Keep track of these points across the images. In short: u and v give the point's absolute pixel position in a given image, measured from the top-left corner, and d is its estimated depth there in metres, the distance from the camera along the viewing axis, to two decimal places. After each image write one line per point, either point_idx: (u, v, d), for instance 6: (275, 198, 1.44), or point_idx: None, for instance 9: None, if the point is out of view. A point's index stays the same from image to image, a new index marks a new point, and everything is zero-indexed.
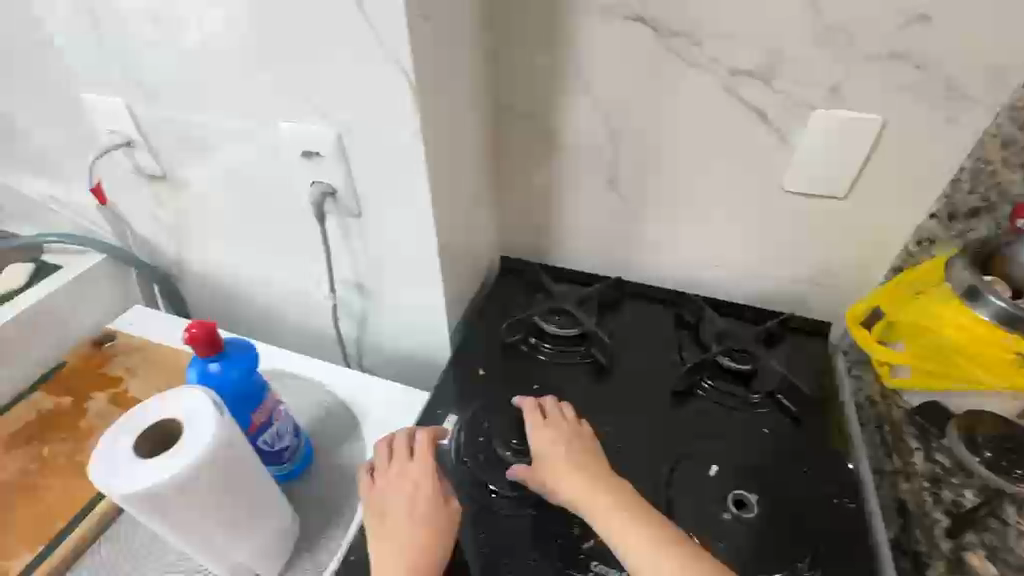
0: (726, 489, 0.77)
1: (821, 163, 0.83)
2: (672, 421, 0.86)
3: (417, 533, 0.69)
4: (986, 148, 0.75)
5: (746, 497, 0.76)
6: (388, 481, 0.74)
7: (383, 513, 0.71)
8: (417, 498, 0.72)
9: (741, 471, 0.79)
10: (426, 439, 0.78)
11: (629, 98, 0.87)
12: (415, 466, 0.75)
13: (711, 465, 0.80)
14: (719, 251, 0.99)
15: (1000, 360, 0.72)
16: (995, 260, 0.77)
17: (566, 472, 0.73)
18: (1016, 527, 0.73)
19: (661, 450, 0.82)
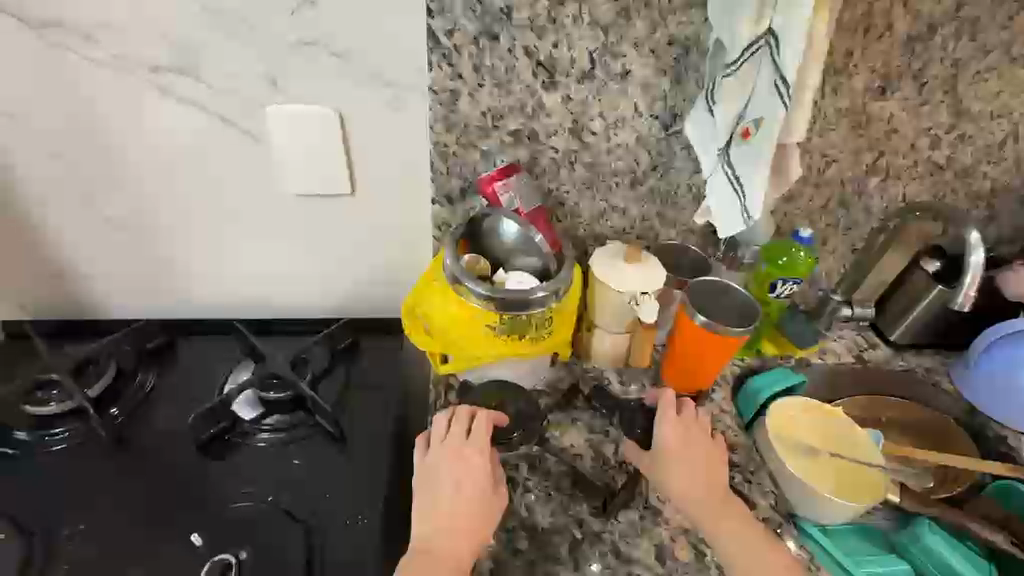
0: (203, 559, 0.66)
1: (299, 166, 0.78)
2: (183, 485, 0.73)
3: (476, 515, 0.66)
4: (438, 133, 0.76)
5: (227, 560, 0.66)
6: (453, 466, 0.68)
7: (446, 494, 0.67)
8: (474, 481, 0.68)
9: (233, 525, 0.69)
10: (487, 420, 0.72)
11: (60, 110, 0.71)
12: (474, 447, 0.69)
13: (195, 534, 0.69)
14: (265, 267, 0.89)
15: (485, 333, 0.77)
16: (479, 240, 0.81)
17: (677, 467, 0.71)
18: (523, 486, 0.75)
19: (144, 535, 0.68)
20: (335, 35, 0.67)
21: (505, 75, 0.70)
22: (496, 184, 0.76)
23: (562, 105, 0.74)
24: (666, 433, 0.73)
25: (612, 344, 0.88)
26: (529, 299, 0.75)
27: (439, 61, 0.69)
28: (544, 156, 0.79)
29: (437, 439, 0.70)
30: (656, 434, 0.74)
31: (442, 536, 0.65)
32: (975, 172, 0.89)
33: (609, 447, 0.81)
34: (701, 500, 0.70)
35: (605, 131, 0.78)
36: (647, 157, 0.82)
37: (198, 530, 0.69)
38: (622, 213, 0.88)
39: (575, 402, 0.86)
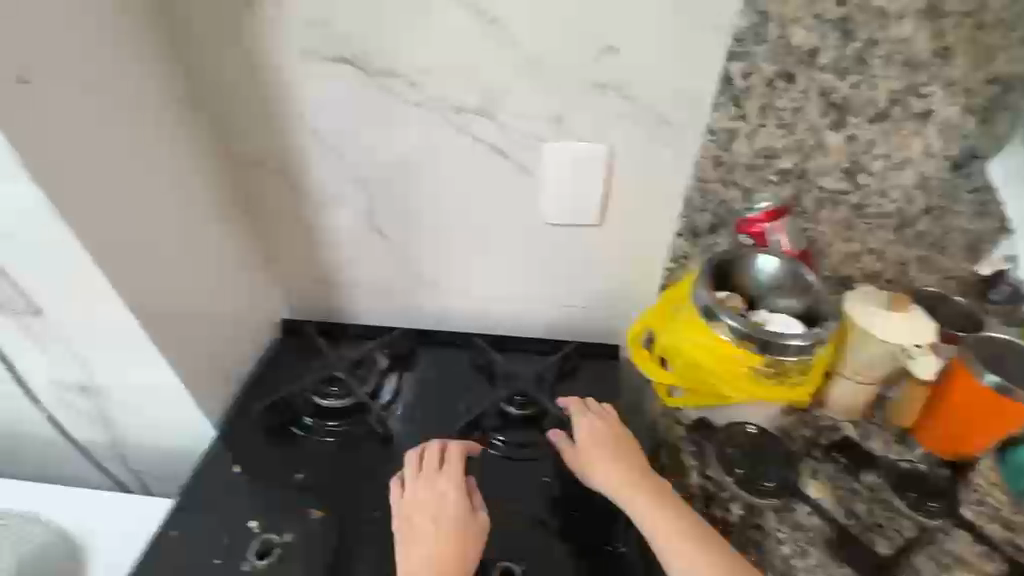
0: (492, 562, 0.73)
1: (558, 197, 0.82)
2: None
3: (449, 540, 0.69)
4: (702, 170, 0.76)
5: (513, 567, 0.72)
6: (414, 501, 0.74)
7: (416, 528, 0.71)
8: (450, 514, 0.72)
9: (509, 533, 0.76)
10: (456, 453, 0.78)
11: (368, 146, 0.81)
12: (445, 480, 0.75)
13: None
14: (500, 287, 0.95)
15: (747, 376, 0.75)
16: (727, 278, 0.80)
17: (603, 460, 0.77)
18: (775, 536, 0.72)
19: None
20: (626, 77, 0.70)
21: (791, 116, 0.69)
22: (762, 225, 0.75)
23: (845, 145, 0.71)
24: (586, 448, 0.78)
25: (858, 394, 0.82)
26: (785, 342, 0.73)
27: (727, 102, 0.69)
28: (808, 196, 0.77)
29: (410, 481, 0.76)
30: (577, 447, 0.80)
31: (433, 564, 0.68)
32: None
33: (862, 505, 0.76)
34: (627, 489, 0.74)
35: (884, 172, 0.74)
36: (923, 199, 0.76)
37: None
38: (877, 256, 0.83)
39: (813, 451, 0.82)
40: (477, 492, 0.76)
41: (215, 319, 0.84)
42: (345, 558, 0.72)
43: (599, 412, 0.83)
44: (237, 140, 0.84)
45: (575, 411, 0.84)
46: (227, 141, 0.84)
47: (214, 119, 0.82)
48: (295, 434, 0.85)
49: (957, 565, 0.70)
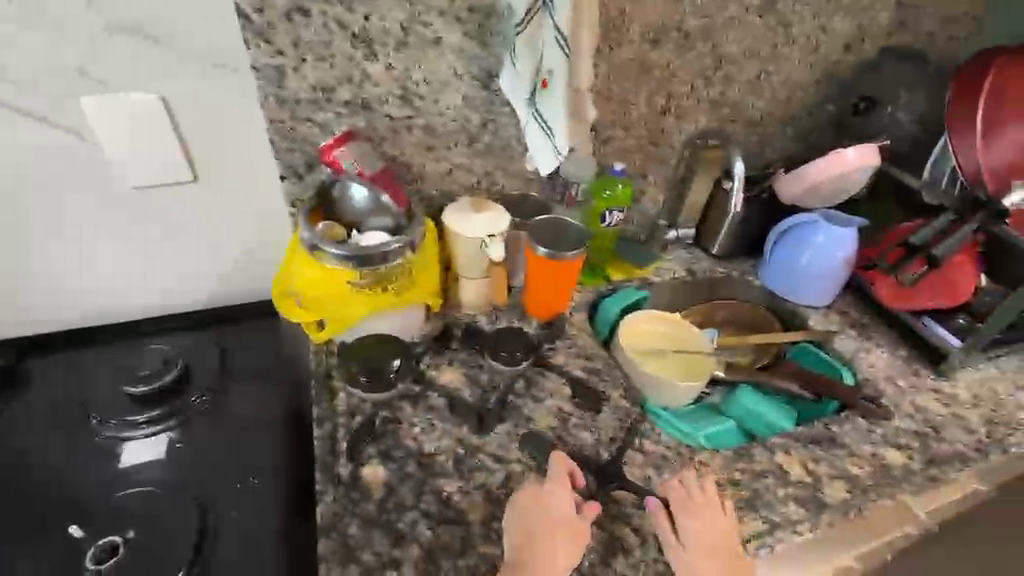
0: (88, 547, 0.67)
1: (131, 158, 0.78)
2: (57, 496, 0.72)
3: (563, 549, 0.67)
4: (269, 109, 0.79)
5: (113, 542, 0.66)
6: (548, 522, 0.69)
7: (532, 552, 0.66)
8: (558, 531, 0.68)
9: (119, 512, 0.70)
10: (562, 465, 0.75)
11: None
12: (564, 498, 0.71)
13: (76, 526, 0.69)
14: (119, 272, 0.89)
15: (352, 290, 0.84)
16: (331, 206, 0.86)
17: (721, 536, 0.72)
18: (407, 421, 0.82)
19: (19, 535, 0.69)
20: (141, 21, 0.69)
21: (324, 49, 0.76)
22: (335, 150, 0.82)
23: (386, 73, 0.81)
24: (693, 531, 0.71)
25: (476, 288, 0.98)
26: (386, 254, 0.82)
27: (255, 38, 0.73)
28: (380, 123, 0.86)
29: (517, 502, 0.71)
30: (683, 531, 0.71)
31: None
32: (744, 104, 1.10)
33: (486, 374, 0.91)
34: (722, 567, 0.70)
35: (432, 95, 0.86)
36: (476, 115, 0.91)
37: (75, 522, 0.70)
38: (466, 170, 0.97)
39: (450, 344, 0.94)
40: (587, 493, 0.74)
41: None
42: None
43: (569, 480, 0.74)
44: None
45: (558, 474, 0.74)
46: None
47: None
48: None
49: (548, 396, 0.89)
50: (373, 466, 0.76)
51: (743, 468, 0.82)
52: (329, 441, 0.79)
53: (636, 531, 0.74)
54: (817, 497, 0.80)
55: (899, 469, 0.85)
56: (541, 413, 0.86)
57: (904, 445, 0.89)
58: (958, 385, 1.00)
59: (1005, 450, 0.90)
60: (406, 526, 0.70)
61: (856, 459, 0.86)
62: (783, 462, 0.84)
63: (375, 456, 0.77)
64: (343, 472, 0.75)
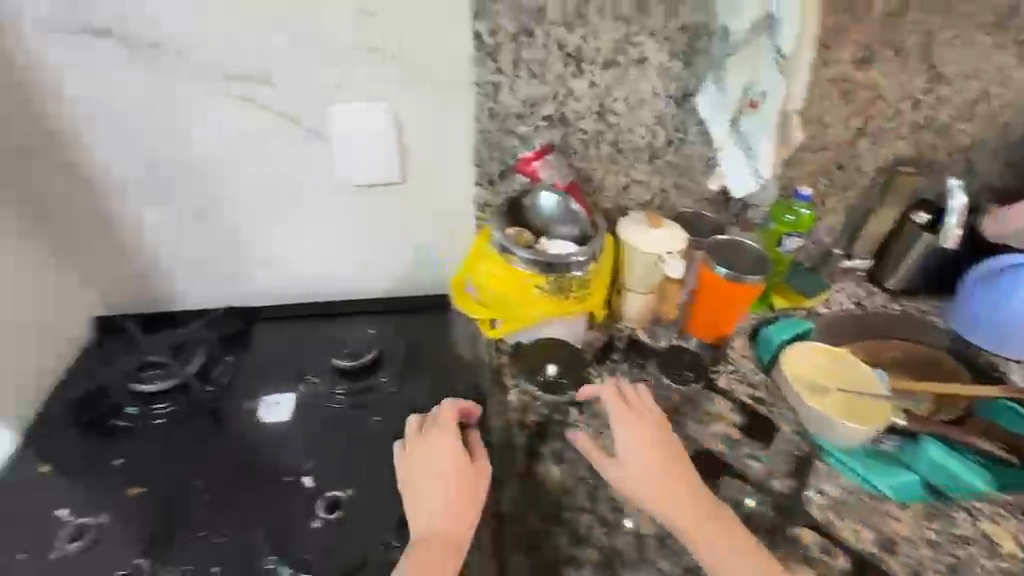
0: (318, 497, 0.75)
1: (356, 163, 0.87)
2: (283, 450, 0.81)
3: (453, 489, 0.72)
4: (480, 121, 0.86)
5: (337, 495, 0.75)
6: (450, 458, 0.74)
7: (411, 485, 0.73)
8: (434, 470, 0.73)
9: (337, 469, 0.79)
10: (450, 411, 0.80)
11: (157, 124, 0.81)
12: (443, 442, 0.76)
13: (307, 477, 0.78)
14: (326, 257, 0.99)
15: (536, 293, 0.88)
16: (520, 214, 0.91)
17: (646, 464, 0.73)
18: (576, 426, 0.85)
19: (259, 481, 0.77)
20: (390, 38, 0.77)
21: (540, 68, 0.81)
22: (534, 162, 0.88)
23: (589, 90, 0.84)
24: (622, 440, 0.75)
25: (641, 302, 0.99)
26: (567, 265, 0.86)
27: (484, 58, 0.79)
28: (574, 138, 0.90)
29: (417, 441, 0.77)
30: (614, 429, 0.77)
31: (440, 520, 0.69)
32: (951, 130, 1.01)
33: (648, 389, 0.92)
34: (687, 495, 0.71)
35: (627, 112, 0.88)
36: (663, 132, 0.92)
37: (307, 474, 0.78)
38: (643, 185, 0.99)
39: (611, 356, 0.97)
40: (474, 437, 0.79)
41: None
42: (166, 532, 0.71)
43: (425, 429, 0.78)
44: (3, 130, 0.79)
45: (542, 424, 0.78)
46: None
47: None
48: (116, 424, 0.82)
49: (714, 420, 0.88)
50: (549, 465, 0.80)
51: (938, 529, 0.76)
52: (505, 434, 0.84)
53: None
54: None
55: None
56: (708, 437, 0.85)
57: None
58: None
59: None
60: (585, 531, 0.76)
61: None
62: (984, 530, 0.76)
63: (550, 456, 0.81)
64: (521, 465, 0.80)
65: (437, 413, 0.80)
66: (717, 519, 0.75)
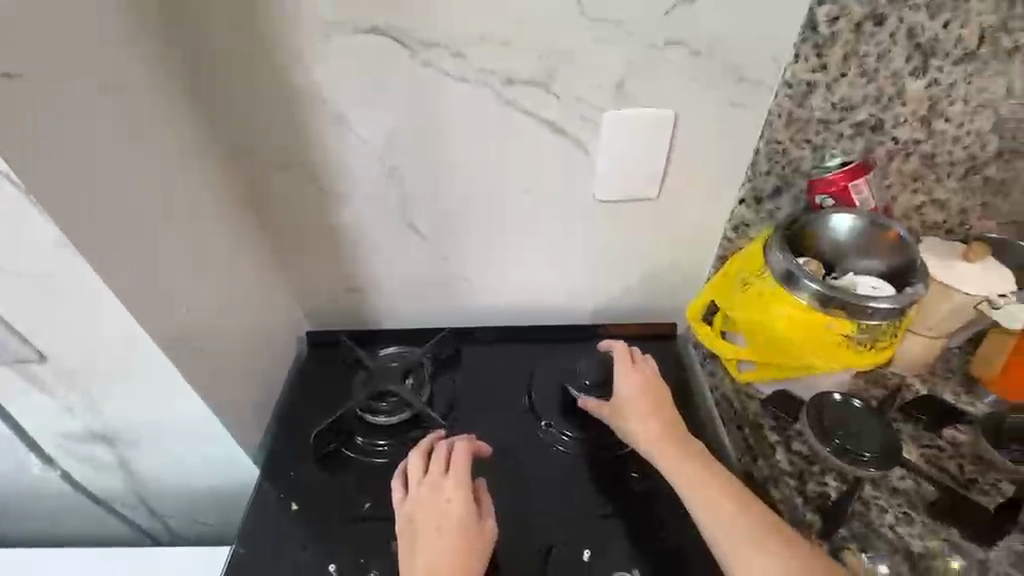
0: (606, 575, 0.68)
1: (615, 173, 0.76)
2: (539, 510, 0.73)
3: (450, 552, 0.63)
4: (775, 129, 0.71)
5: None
6: (431, 500, 0.67)
7: (418, 529, 0.65)
8: (455, 521, 0.65)
9: (614, 541, 0.70)
10: (462, 451, 0.71)
11: (414, 131, 0.72)
12: (448, 480, 0.68)
13: (585, 550, 0.70)
14: (546, 278, 0.89)
15: (831, 342, 0.72)
16: (804, 241, 0.75)
17: (645, 427, 0.72)
18: (876, 505, 0.70)
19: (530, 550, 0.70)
20: (702, 29, 0.63)
21: (875, 63, 0.65)
22: (847, 183, 0.71)
23: (926, 91, 0.67)
24: (618, 392, 0.76)
25: (932, 349, 0.81)
26: (869, 309, 0.69)
27: (808, 51, 0.65)
28: (880, 149, 0.72)
29: (413, 476, 0.70)
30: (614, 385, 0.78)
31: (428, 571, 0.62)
32: None
33: (951, 462, 0.75)
34: (694, 465, 0.68)
35: (961, 118, 0.70)
36: (999, 142, 0.73)
37: (585, 545, 0.70)
38: (940, 206, 0.79)
39: (891, 413, 0.79)
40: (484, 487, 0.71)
41: (230, 343, 0.73)
42: None
43: (436, 468, 0.70)
44: (251, 135, 0.72)
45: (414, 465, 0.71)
46: (241, 141, 0.73)
47: (228, 120, 0.71)
48: (345, 456, 0.77)
49: None
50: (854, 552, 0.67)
51: None
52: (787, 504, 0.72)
53: None
54: None
55: None
56: None
57: None
58: None
59: None
60: None
61: None
62: None
63: (852, 540, 0.68)
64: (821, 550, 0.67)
65: (448, 446, 0.72)
66: None
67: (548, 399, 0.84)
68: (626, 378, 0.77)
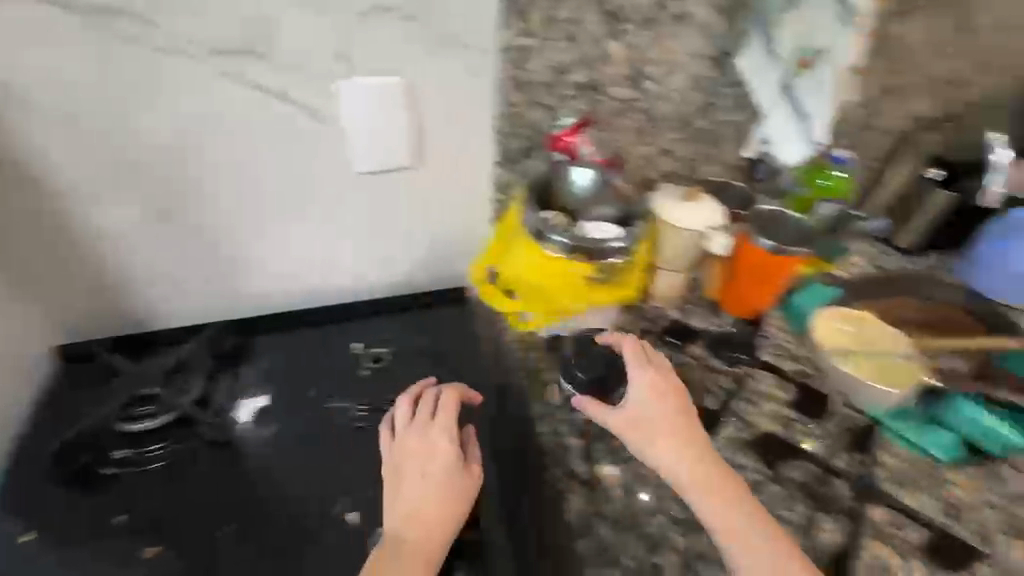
0: (371, 533, 0.66)
1: (365, 142, 0.77)
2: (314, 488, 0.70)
3: (439, 499, 0.63)
4: (505, 92, 0.77)
5: (394, 532, 0.66)
6: (420, 442, 0.68)
7: (399, 479, 0.66)
8: (445, 468, 0.66)
9: (385, 503, 0.69)
10: (450, 401, 0.73)
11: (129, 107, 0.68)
12: (439, 429, 0.69)
13: (352, 513, 0.68)
14: (329, 256, 0.89)
15: (581, 283, 0.79)
16: (550, 195, 0.83)
17: (660, 435, 0.67)
18: None
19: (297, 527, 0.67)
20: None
21: (574, 28, 0.72)
22: (570, 137, 0.79)
23: (625, 53, 0.76)
24: (632, 391, 0.70)
25: (678, 281, 0.93)
26: (608, 249, 0.79)
27: (512, 18, 0.71)
28: (603, 107, 0.81)
29: (403, 422, 0.71)
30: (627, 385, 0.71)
31: (413, 523, 0.62)
32: (968, 84, 0.99)
33: (691, 374, 0.87)
34: (696, 464, 0.65)
35: (661, 77, 0.81)
36: (698, 98, 0.85)
37: (354, 509, 0.68)
38: (670, 156, 0.92)
39: (649, 338, 0.92)
40: (468, 433, 0.72)
41: None
42: None
43: (420, 419, 0.71)
44: None
45: (402, 417, 0.72)
46: None
47: None
48: (99, 471, 0.70)
49: (764, 398, 0.85)
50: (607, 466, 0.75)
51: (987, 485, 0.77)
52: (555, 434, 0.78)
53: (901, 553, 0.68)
54: None
55: None
56: (761, 416, 0.82)
57: None
58: None
59: None
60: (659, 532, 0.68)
61: None
62: None
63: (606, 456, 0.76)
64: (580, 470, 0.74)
65: (436, 393, 0.75)
66: (794, 505, 0.72)
67: (339, 375, 0.83)
68: (645, 376, 0.71)
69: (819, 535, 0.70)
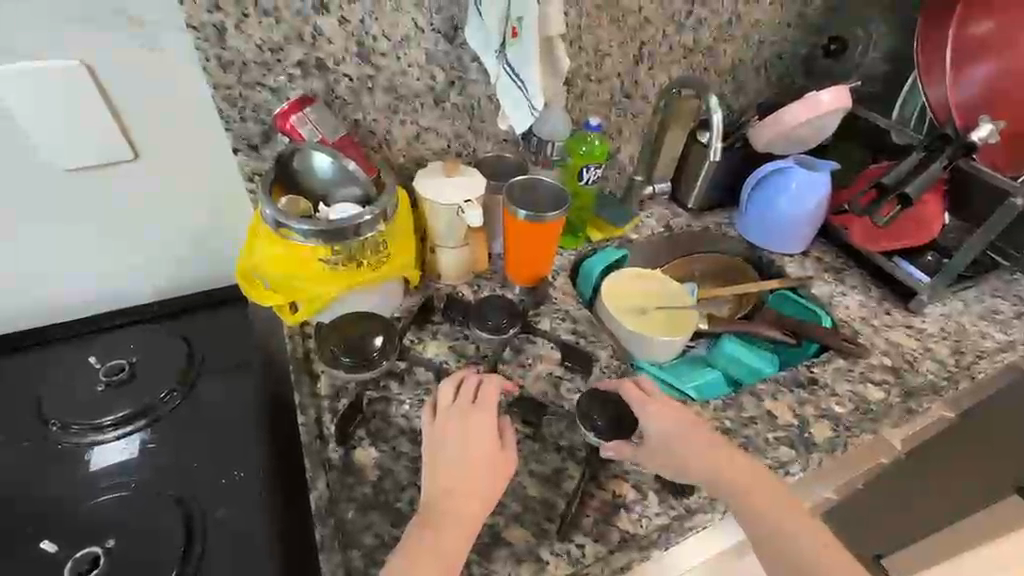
0: (65, 559, 0.64)
1: (55, 133, 0.74)
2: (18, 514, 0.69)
3: (479, 485, 0.63)
4: (213, 74, 0.74)
5: (94, 552, 0.64)
6: (465, 430, 0.66)
7: (438, 472, 0.64)
8: (476, 453, 0.65)
9: (90, 524, 0.67)
10: (493, 388, 0.71)
11: None
12: (480, 415, 0.68)
13: (47, 541, 0.66)
14: (67, 256, 0.86)
15: (322, 267, 0.78)
16: (294, 180, 0.80)
17: (692, 458, 0.68)
18: (396, 399, 0.79)
19: None
20: None
21: (270, 3, 0.71)
22: (292, 117, 0.77)
23: (340, 28, 0.76)
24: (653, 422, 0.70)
25: (456, 258, 0.93)
26: (357, 227, 0.76)
27: None
28: (338, 85, 0.80)
29: (446, 405, 0.69)
30: (643, 423, 0.71)
31: (449, 501, 0.62)
32: (716, 50, 1.07)
33: (472, 346, 0.88)
34: (724, 474, 0.67)
35: (393, 52, 0.80)
36: (442, 73, 0.85)
37: (48, 536, 0.66)
38: (435, 133, 0.91)
39: (432, 318, 0.90)
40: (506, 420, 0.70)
41: None
42: None
43: (451, 408, 0.69)
44: None
45: (461, 404, 0.69)
46: None
47: None
48: None
49: (537, 360, 0.87)
50: (365, 447, 0.74)
51: (731, 415, 0.84)
52: (315, 425, 0.76)
53: (636, 487, 0.72)
54: (804, 438, 0.82)
55: (878, 405, 0.88)
56: (531, 378, 0.85)
57: (881, 380, 0.91)
58: (929, 320, 1.01)
59: (972, 377, 0.93)
60: (405, 504, 0.69)
61: (837, 399, 0.88)
62: (770, 408, 0.86)
63: (366, 438, 0.75)
64: (334, 455, 0.73)
65: (478, 379, 0.72)
66: (545, 457, 0.75)
67: (81, 392, 0.78)
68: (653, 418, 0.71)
69: (565, 483, 0.73)
